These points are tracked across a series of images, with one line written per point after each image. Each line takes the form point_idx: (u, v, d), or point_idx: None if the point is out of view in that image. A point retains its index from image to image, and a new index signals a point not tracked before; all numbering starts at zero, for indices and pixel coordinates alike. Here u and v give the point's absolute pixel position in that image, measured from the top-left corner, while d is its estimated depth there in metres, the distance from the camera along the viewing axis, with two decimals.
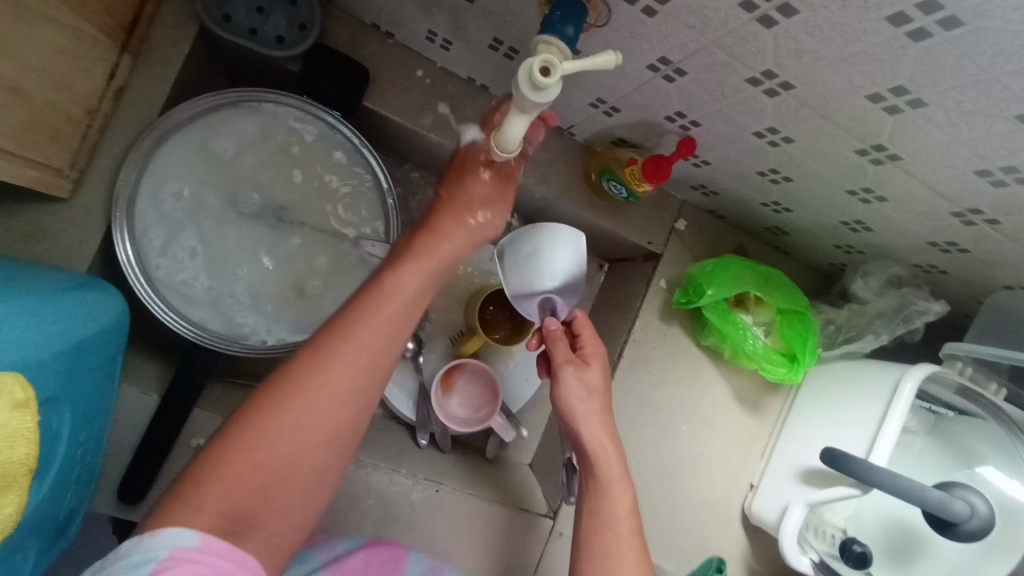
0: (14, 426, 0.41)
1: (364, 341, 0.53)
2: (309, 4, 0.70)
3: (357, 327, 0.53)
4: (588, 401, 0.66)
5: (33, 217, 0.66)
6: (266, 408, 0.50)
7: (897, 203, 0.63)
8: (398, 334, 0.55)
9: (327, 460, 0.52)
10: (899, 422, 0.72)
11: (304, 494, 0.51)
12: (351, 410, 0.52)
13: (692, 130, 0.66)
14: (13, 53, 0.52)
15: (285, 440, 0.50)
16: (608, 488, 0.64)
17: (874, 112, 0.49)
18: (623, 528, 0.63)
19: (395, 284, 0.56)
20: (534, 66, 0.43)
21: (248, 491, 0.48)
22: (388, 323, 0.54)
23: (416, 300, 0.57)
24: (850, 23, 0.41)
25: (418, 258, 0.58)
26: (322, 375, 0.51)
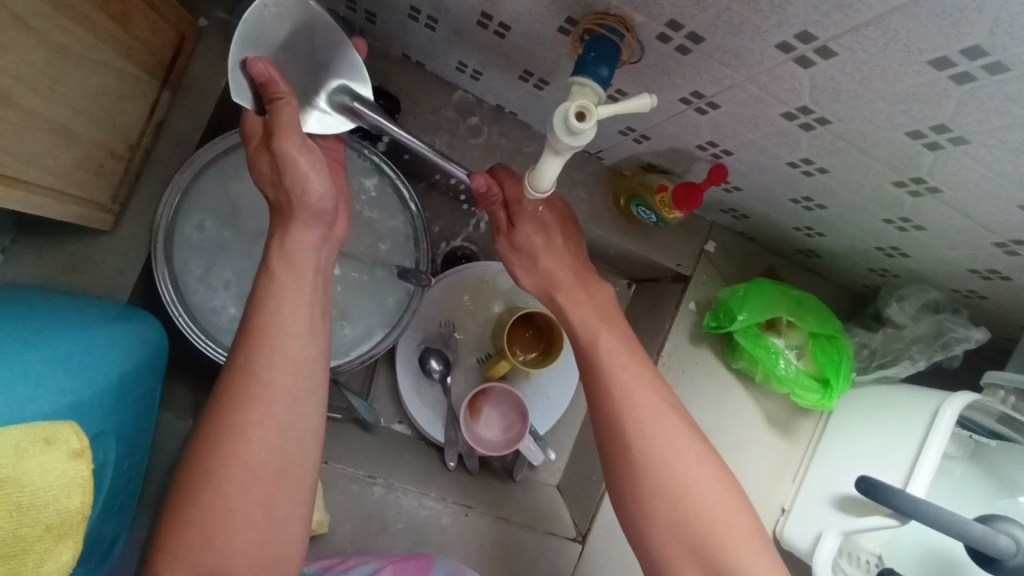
0: (69, 474, 0.42)
1: (268, 370, 0.52)
2: (342, 36, 0.71)
3: (256, 362, 0.52)
4: (525, 233, 0.65)
5: (77, 250, 0.69)
6: (193, 461, 0.50)
7: (935, 232, 0.61)
8: (300, 339, 0.54)
9: (268, 492, 0.50)
10: (938, 451, 0.70)
11: (265, 530, 0.50)
12: (273, 434, 0.51)
13: (723, 158, 0.65)
14: (60, 98, 0.54)
15: (222, 488, 0.49)
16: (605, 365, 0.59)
17: (914, 147, 0.48)
18: (626, 374, 0.58)
19: (277, 301, 0.54)
20: (569, 111, 0.43)
21: (201, 540, 0.48)
22: (287, 346, 0.53)
23: (304, 303, 0.55)
24: (891, 65, 0.40)
25: (291, 257, 0.55)
26: (231, 423, 0.50)
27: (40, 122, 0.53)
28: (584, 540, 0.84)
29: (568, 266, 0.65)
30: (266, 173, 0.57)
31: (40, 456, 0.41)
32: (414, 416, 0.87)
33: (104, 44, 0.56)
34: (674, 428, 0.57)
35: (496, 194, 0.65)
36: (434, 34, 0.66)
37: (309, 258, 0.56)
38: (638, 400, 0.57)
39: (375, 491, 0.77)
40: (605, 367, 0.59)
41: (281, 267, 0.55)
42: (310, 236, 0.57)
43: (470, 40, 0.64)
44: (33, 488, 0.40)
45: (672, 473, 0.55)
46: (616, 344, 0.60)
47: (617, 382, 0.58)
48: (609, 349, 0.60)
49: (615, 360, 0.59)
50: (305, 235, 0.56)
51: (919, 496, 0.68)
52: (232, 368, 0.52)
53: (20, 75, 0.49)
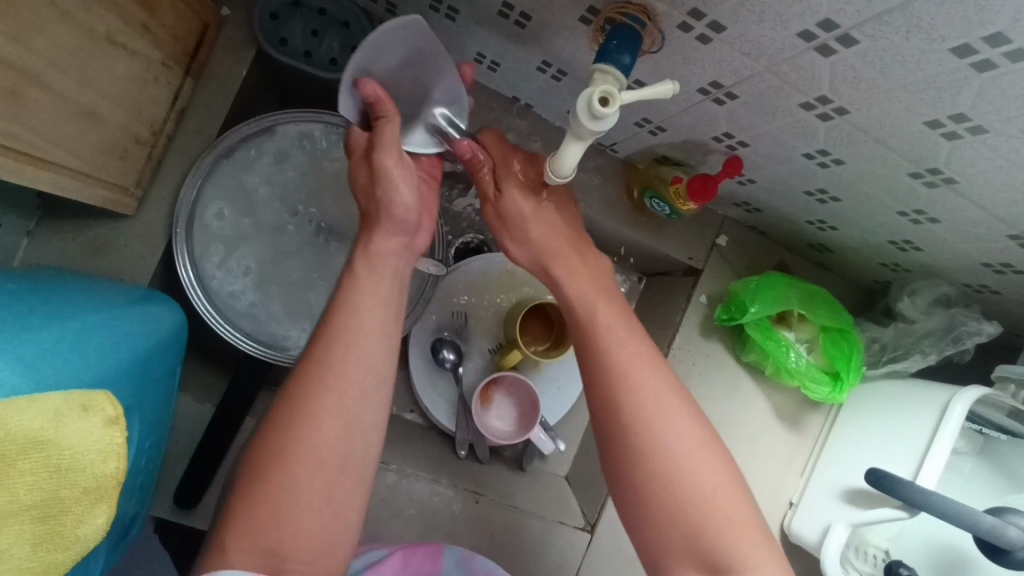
0: (107, 441, 0.43)
1: (344, 360, 0.54)
2: (361, 27, 0.72)
3: (341, 351, 0.54)
4: (521, 207, 0.65)
5: (99, 233, 0.70)
6: (268, 441, 0.51)
7: (949, 224, 0.62)
8: (376, 336, 0.56)
9: (337, 479, 0.51)
10: (948, 444, 0.71)
11: (327, 515, 0.51)
12: (343, 425, 0.52)
13: (739, 150, 0.66)
14: (89, 81, 0.55)
15: (290, 473, 0.50)
16: (608, 337, 0.59)
17: (931, 137, 0.49)
18: (629, 348, 0.58)
19: (361, 297, 0.57)
20: (594, 96, 0.44)
21: (266, 521, 0.49)
22: (366, 343, 0.55)
23: (380, 303, 0.57)
24: (912, 53, 0.41)
25: (377, 264, 0.59)
26: (303, 406, 0.52)
27: (70, 106, 0.54)
28: (593, 529, 0.85)
29: (560, 242, 0.65)
30: (362, 183, 0.61)
31: (78, 421, 0.42)
32: (426, 404, 0.88)
33: (133, 30, 0.57)
34: (674, 414, 0.56)
35: (520, 202, 0.65)
36: (454, 25, 0.67)
37: (387, 267, 0.60)
38: (642, 387, 0.56)
39: (388, 476, 0.78)
40: (607, 352, 0.58)
41: (364, 269, 0.59)
42: (393, 244, 0.61)
43: (490, 29, 0.64)
44: (71, 452, 0.41)
45: (676, 463, 0.54)
46: (619, 329, 0.60)
47: (618, 366, 0.57)
48: (613, 334, 0.59)
49: (615, 345, 0.58)
50: (387, 242, 0.61)
51: (927, 488, 0.69)
52: (307, 361, 0.54)
53: (53, 59, 0.50)
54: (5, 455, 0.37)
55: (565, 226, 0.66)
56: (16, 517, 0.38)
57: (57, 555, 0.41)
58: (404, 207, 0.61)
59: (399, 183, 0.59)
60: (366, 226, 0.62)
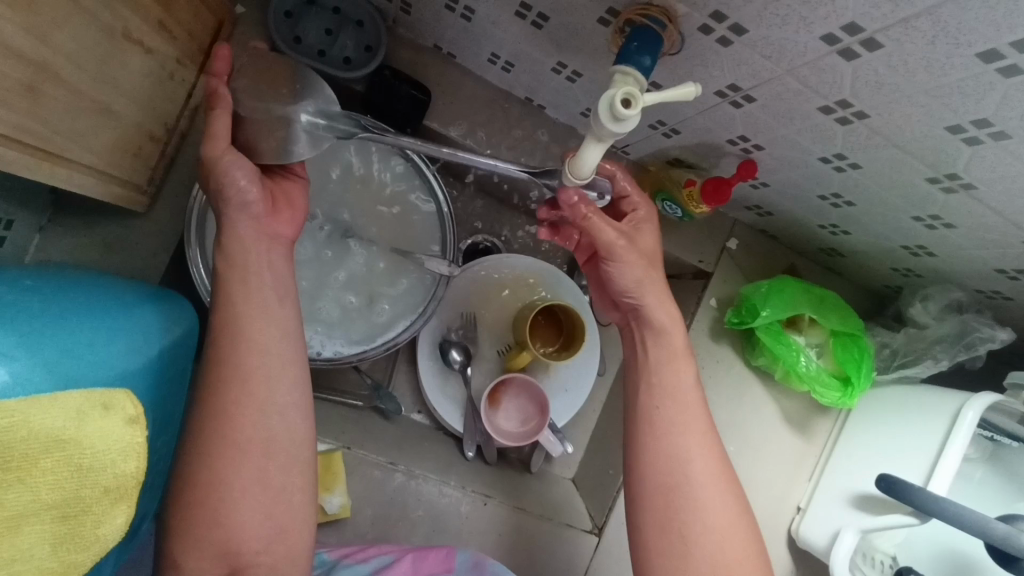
0: (125, 440, 0.42)
1: (231, 365, 0.54)
2: (376, 26, 0.72)
3: (222, 354, 0.54)
4: (644, 271, 0.64)
5: (112, 230, 0.70)
6: (197, 446, 0.53)
7: (965, 230, 0.62)
8: (265, 325, 0.55)
9: (270, 470, 0.54)
10: (960, 451, 0.70)
11: (271, 505, 0.54)
12: (253, 414, 0.54)
13: (753, 154, 0.66)
14: (106, 78, 0.55)
15: (225, 470, 0.52)
16: (674, 400, 0.64)
17: (953, 142, 0.49)
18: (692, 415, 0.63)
19: (226, 296, 0.55)
20: (616, 97, 0.44)
21: (209, 522, 0.52)
22: (247, 343, 0.54)
23: (268, 290, 0.56)
24: (937, 58, 0.41)
25: (238, 266, 0.55)
26: (220, 410, 0.53)
27: (87, 104, 0.54)
28: (601, 532, 0.84)
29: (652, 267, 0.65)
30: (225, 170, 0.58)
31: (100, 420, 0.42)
32: (434, 405, 0.87)
33: (148, 27, 0.57)
34: (708, 462, 0.62)
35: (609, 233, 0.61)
36: (469, 25, 0.67)
37: (255, 256, 0.56)
38: (688, 432, 0.63)
39: (396, 477, 0.78)
40: (673, 395, 0.64)
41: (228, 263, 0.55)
42: (245, 230, 0.55)
43: (505, 30, 0.64)
44: (93, 451, 0.40)
45: (705, 505, 0.60)
46: (686, 376, 0.65)
47: (672, 407, 0.64)
48: (679, 380, 0.65)
49: (680, 391, 0.64)
50: (253, 236, 0.56)
51: (939, 494, 0.69)
52: (210, 360, 0.54)
53: (71, 56, 0.50)
54: (27, 454, 0.37)
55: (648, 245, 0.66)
56: (37, 516, 0.38)
57: (77, 555, 0.41)
58: (246, 200, 0.55)
59: (240, 177, 0.54)
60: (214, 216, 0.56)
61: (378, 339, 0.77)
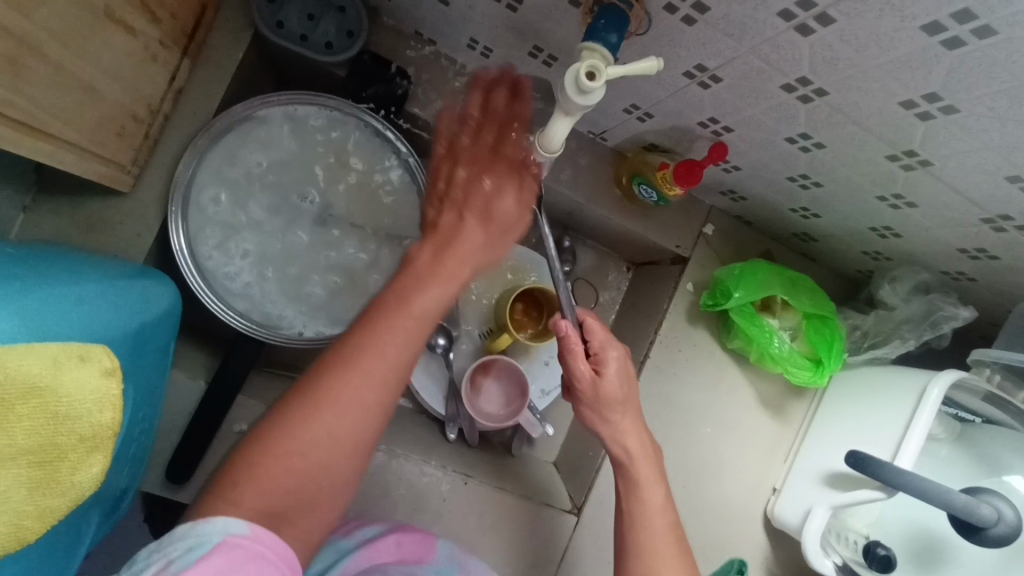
0: (103, 391, 0.44)
1: (385, 349, 0.53)
2: (358, 13, 0.73)
3: (384, 337, 0.53)
4: (612, 407, 0.68)
5: (94, 210, 0.70)
6: (305, 406, 0.50)
7: (926, 209, 0.64)
8: (418, 325, 0.55)
9: (351, 463, 0.52)
10: (926, 426, 0.72)
11: (336, 490, 0.52)
12: (377, 415, 0.53)
13: (724, 136, 0.68)
14: (89, 54, 0.56)
15: (322, 446, 0.50)
16: (642, 494, 0.67)
17: (906, 117, 0.51)
18: (659, 525, 0.66)
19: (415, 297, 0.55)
20: (580, 70, 0.46)
21: (285, 487, 0.49)
22: (400, 332, 0.53)
23: (438, 292, 0.56)
24: (885, 32, 0.43)
25: (441, 269, 0.57)
26: (349, 386, 0.51)
27: (70, 79, 0.55)
28: (580, 512, 0.86)
29: (633, 413, 0.69)
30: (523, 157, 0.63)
31: (76, 370, 0.42)
32: (416, 388, 0.89)
33: (133, 8, 0.58)
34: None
35: (584, 371, 0.67)
36: (448, 10, 0.68)
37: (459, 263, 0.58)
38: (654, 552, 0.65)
39: (378, 456, 0.79)
40: (637, 513, 0.67)
41: (443, 268, 0.57)
42: (475, 242, 0.60)
43: (483, 15, 0.66)
44: (68, 400, 0.41)
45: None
46: (654, 502, 0.68)
47: (640, 520, 0.66)
48: (645, 507, 0.67)
49: (648, 517, 0.67)
50: (470, 241, 0.59)
51: (905, 468, 0.71)
52: (360, 338, 0.53)
53: (54, 31, 0.51)
54: (5, 399, 0.38)
55: (629, 395, 0.68)
56: (14, 460, 0.39)
57: (51, 501, 0.42)
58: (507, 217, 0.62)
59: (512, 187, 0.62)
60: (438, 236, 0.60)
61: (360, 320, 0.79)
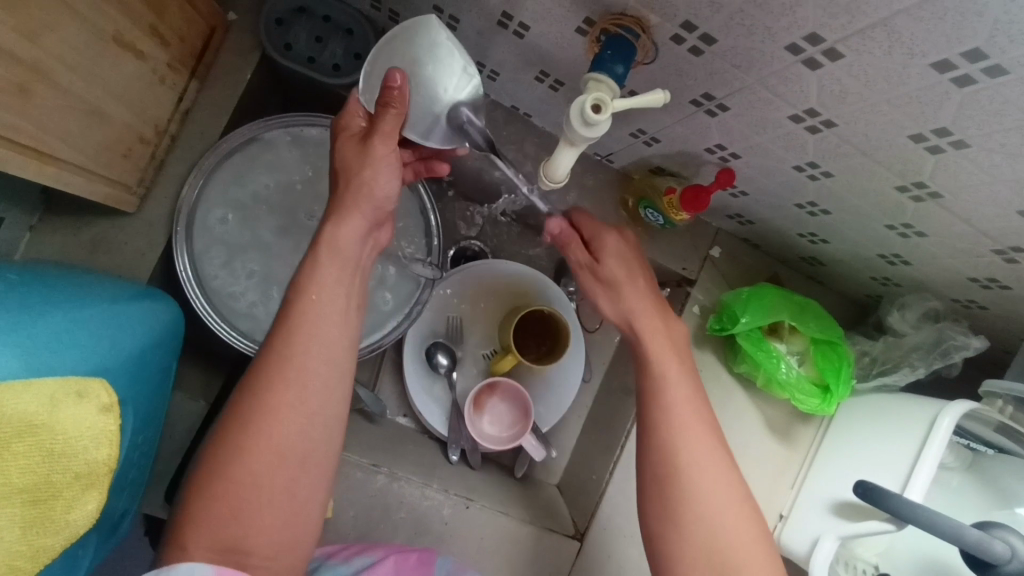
0: (100, 428, 0.43)
1: (296, 355, 0.53)
2: (365, 36, 0.73)
3: (292, 344, 0.54)
4: (616, 286, 0.71)
5: (100, 230, 0.70)
6: (229, 434, 0.51)
7: (936, 239, 0.63)
8: (334, 326, 0.56)
9: (295, 474, 0.52)
10: (936, 457, 0.71)
11: (290, 508, 0.51)
12: (305, 419, 0.53)
13: (731, 162, 0.67)
14: (97, 79, 0.56)
15: (258, 468, 0.50)
16: (660, 390, 0.64)
17: (916, 151, 0.50)
18: (679, 394, 0.64)
19: (306, 297, 0.55)
20: (586, 103, 0.45)
21: (231, 520, 0.49)
22: (314, 332, 0.54)
23: (342, 292, 0.57)
24: (895, 68, 0.42)
25: (330, 258, 0.57)
26: (266, 402, 0.52)
27: (78, 103, 0.55)
28: (583, 538, 0.85)
29: (635, 270, 0.71)
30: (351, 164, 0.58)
31: (74, 406, 0.42)
32: (419, 408, 0.88)
33: (141, 32, 0.59)
34: (709, 449, 0.61)
35: (582, 258, 0.73)
36: (454, 34, 0.68)
37: (334, 267, 0.57)
38: (687, 428, 0.62)
39: (379, 479, 0.78)
40: (665, 419, 0.63)
41: (328, 259, 0.57)
42: (358, 229, 0.59)
43: (490, 40, 0.66)
44: (65, 437, 0.41)
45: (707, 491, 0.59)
46: (672, 370, 0.66)
47: (670, 418, 0.63)
48: (665, 382, 0.64)
49: (674, 410, 0.63)
50: (352, 229, 0.58)
51: (914, 500, 0.69)
52: (266, 354, 0.54)
53: (62, 57, 0.51)
54: (0, 437, 0.38)
55: (625, 266, 0.71)
56: (8, 499, 0.39)
57: (45, 538, 0.41)
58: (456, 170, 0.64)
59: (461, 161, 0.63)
60: (338, 207, 0.59)
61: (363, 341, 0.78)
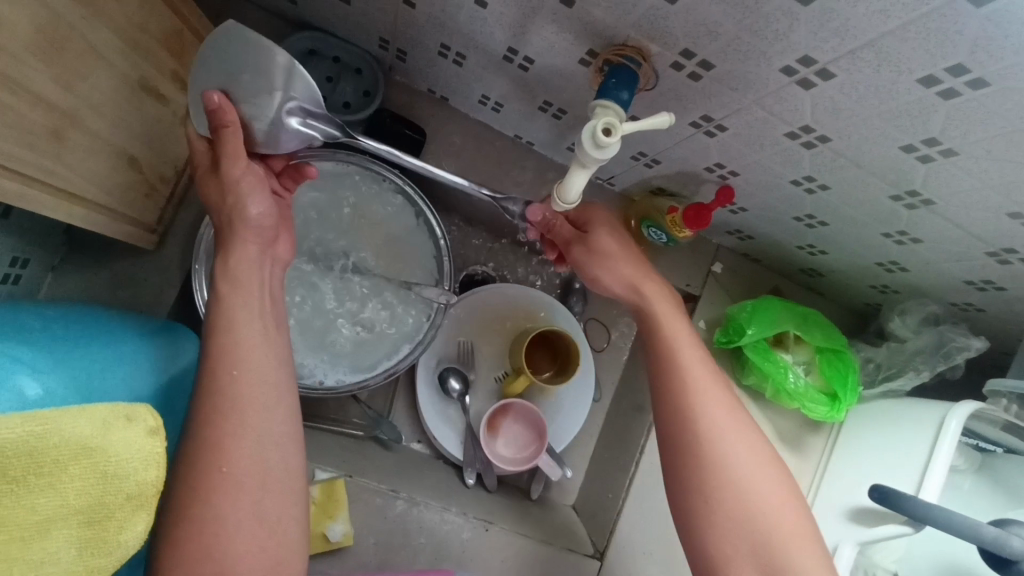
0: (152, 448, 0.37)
1: (236, 381, 0.51)
2: (374, 74, 0.77)
3: (232, 367, 0.52)
4: (611, 253, 0.67)
5: (121, 268, 0.72)
6: (189, 472, 0.49)
7: (932, 244, 0.66)
8: (261, 346, 0.54)
9: (260, 500, 0.50)
10: (947, 458, 0.73)
11: (262, 533, 0.49)
12: (261, 443, 0.51)
13: (730, 180, 0.70)
14: (123, 123, 0.59)
15: (216, 501, 0.48)
16: (674, 356, 0.63)
17: (907, 161, 0.53)
18: (691, 360, 0.63)
19: (228, 316, 0.54)
20: (597, 127, 0.48)
21: (201, 558, 0.47)
22: (246, 354, 0.53)
23: (258, 319, 0.55)
24: (883, 84, 0.45)
25: (232, 273, 0.56)
26: (212, 437, 0.50)
27: (105, 147, 0.58)
28: (603, 557, 0.85)
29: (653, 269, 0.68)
30: (214, 198, 0.58)
31: (123, 426, 0.36)
32: (434, 433, 0.89)
33: (164, 77, 0.62)
34: (739, 430, 0.60)
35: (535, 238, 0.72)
36: (461, 69, 0.72)
37: (254, 277, 0.56)
38: (710, 401, 0.61)
39: (398, 504, 0.78)
40: (683, 385, 0.61)
41: (227, 285, 0.55)
42: (251, 251, 0.57)
43: (495, 74, 0.69)
44: (118, 457, 0.35)
45: (740, 469, 0.58)
46: (683, 336, 0.64)
47: (698, 389, 0.61)
48: (677, 352, 0.63)
49: (693, 372, 0.62)
50: (243, 249, 0.57)
51: (929, 501, 0.71)
52: (201, 387, 0.52)
53: (94, 103, 0.54)
54: (51, 457, 0.34)
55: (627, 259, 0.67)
56: (61, 519, 0.34)
57: (102, 559, 0.37)
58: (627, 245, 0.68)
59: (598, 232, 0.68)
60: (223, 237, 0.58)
61: (378, 367, 0.80)
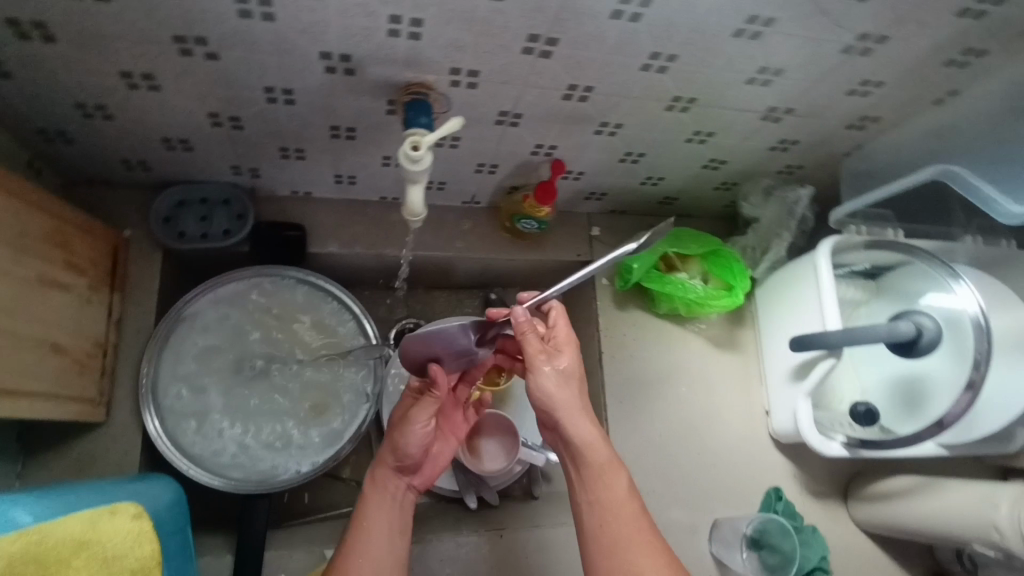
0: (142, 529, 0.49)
1: (373, 545, 0.75)
2: (240, 198, 0.87)
3: (366, 539, 0.75)
4: (568, 383, 0.70)
5: (82, 449, 0.77)
6: None
7: (724, 132, 0.79)
8: (382, 529, 0.76)
9: None
10: (832, 290, 0.85)
11: None
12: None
13: (555, 153, 0.83)
14: (36, 317, 0.66)
15: None
16: (601, 489, 0.67)
17: (653, 76, 0.66)
18: (619, 494, 0.67)
19: (369, 503, 0.78)
20: (408, 146, 0.60)
21: None
22: (379, 532, 0.76)
23: (387, 517, 0.77)
24: (593, 30, 0.59)
25: (383, 486, 0.79)
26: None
27: (26, 342, 0.65)
28: None
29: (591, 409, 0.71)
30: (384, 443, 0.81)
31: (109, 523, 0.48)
32: None
33: (58, 268, 0.70)
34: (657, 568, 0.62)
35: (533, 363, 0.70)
36: (307, 162, 0.83)
37: (390, 487, 0.79)
38: (637, 552, 0.63)
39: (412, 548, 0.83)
40: (605, 522, 0.66)
41: (372, 492, 0.79)
42: (397, 483, 0.80)
43: (334, 153, 0.81)
44: (110, 545, 0.47)
45: None
46: (621, 487, 0.67)
47: (618, 541, 0.65)
48: (610, 493, 0.67)
49: (614, 506, 0.66)
50: (386, 475, 0.80)
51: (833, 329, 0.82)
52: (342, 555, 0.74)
53: (6, 307, 0.61)
54: (59, 559, 0.44)
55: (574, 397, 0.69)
56: None
57: None
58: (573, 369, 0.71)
59: (552, 364, 0.70)
60: (376, 467, 0.81)
61: (343, 438, 0.86)
